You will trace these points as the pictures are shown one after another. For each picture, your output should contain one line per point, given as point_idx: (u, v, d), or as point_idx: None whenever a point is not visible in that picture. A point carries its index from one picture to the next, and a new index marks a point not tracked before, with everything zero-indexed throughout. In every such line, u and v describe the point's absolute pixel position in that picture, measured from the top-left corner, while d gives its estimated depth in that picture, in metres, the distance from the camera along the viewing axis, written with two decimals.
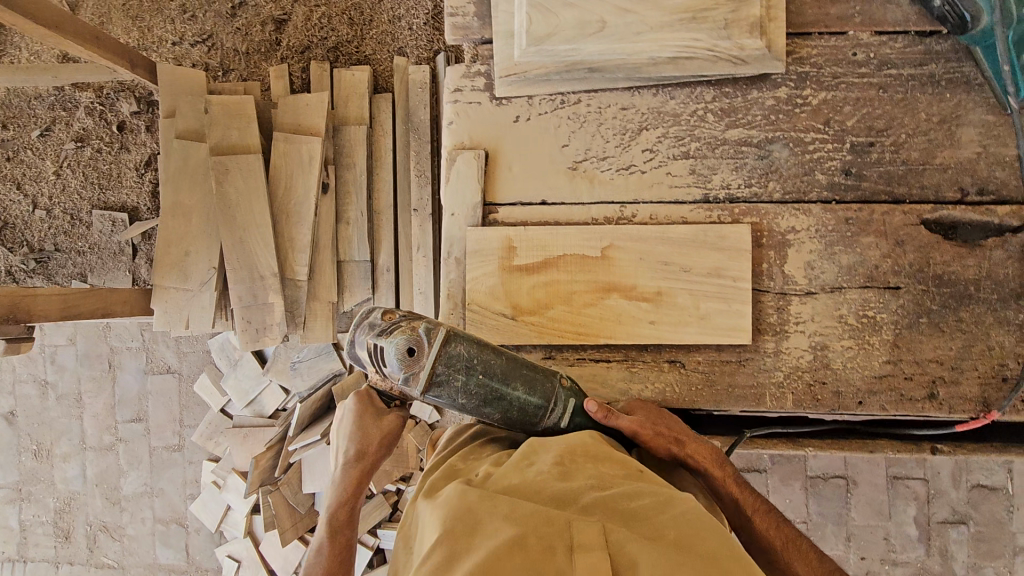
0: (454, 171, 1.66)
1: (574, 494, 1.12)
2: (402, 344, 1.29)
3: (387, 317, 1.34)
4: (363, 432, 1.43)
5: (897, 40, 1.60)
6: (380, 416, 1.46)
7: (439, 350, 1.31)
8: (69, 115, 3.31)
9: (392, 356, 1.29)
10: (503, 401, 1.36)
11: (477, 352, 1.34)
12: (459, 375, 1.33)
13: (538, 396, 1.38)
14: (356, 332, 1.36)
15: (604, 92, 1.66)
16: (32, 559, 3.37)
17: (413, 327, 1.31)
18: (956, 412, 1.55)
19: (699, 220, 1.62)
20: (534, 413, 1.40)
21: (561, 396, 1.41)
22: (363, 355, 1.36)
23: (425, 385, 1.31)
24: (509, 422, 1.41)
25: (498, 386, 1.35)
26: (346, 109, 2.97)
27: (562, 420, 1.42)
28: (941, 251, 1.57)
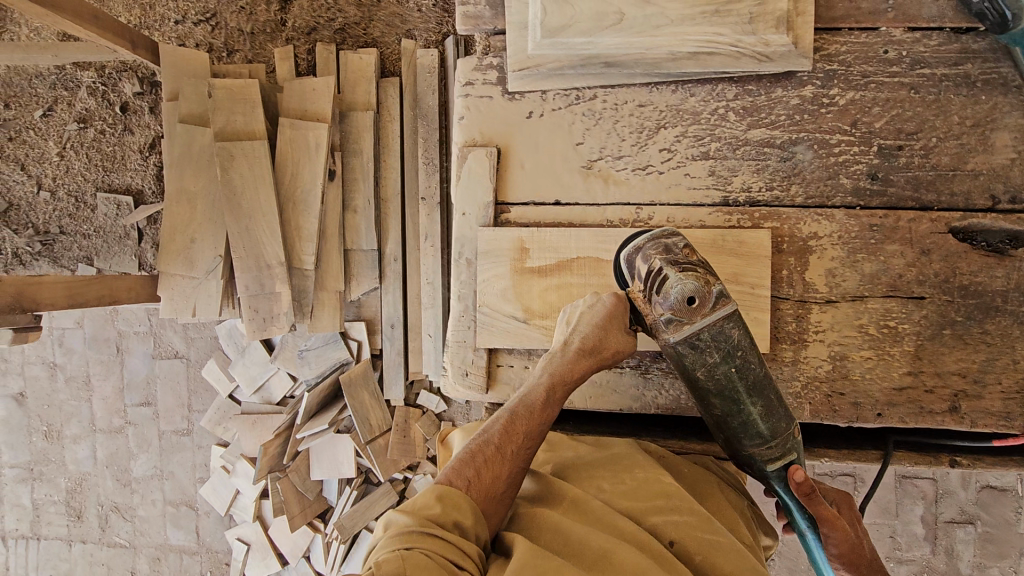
0: (465, 169, 1.61)
1: (645, 514, 1.34)
2: (689, 290, 1.24)
3: (686, 253, 1.29)
4: (604, 335, 1.34)
5: (931, 37, 1.52)
6: (623, 330, 1.36)
7: (712, 317, 1.27)
8: (71, 95, 3.24)
9: (674, 295, 1.25)
10: (734, 405, 1.37)
11: (743, 347, 1.32)
12: (716, 352, 1.30)
13: (768, 425, 1.40)
14: (647, 245, 1.30)
15: (620, 88, 1.58)
16: (45, 537, 3.44)
17: (708, 283, 1.26)
18: (977, 427, 1.52)
19: (719, 224, 1.57)
20: (751, 436, 1.41)
21: (788, 441, 1.44)
22: (638, 269, 1.31)
23: (679, 338, 1.28)
24: (722, 423, 1.41)
25: (739, 391, 1.35)
26: (353, 93, 2.89)
27: (772, 461, 1.44)
28: (968, 261, 1.52)
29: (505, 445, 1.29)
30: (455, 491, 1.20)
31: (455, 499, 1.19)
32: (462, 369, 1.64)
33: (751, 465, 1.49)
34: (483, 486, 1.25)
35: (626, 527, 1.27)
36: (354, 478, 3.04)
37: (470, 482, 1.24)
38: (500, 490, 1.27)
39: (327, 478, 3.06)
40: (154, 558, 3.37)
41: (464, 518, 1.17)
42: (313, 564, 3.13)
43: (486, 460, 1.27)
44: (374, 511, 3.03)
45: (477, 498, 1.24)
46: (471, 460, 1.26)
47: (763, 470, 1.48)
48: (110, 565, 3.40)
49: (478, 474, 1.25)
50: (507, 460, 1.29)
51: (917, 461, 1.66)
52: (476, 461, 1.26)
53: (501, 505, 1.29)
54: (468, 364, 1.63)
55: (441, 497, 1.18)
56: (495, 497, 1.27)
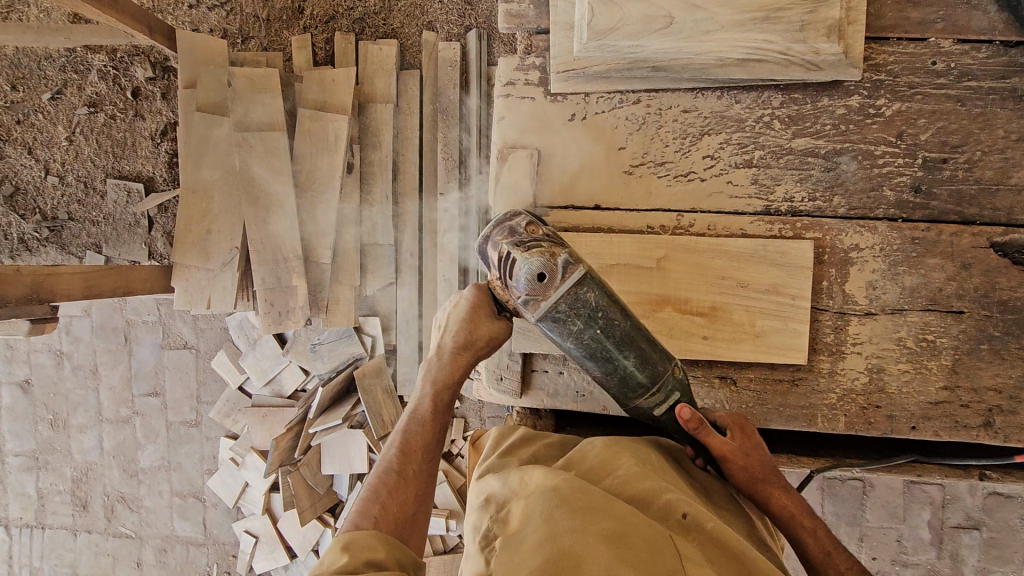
0: (504, 171, 1.60)
1: (655, 494, 1.17)
2: (536, 266, 1.21)
3: (531, 231, 1.27)
4: (473, 326, 1.41)
5: (980, 49, 1.50)
6: (491, 317, 1.42)
7: (568, 289, 1.22)
8: (81, 78, 3.16)
9: (522, 274, 1.22)
10: (609, 364, 1.28)
11: (604, 305, 1.25)
12: (578, 320, 1.24)
13: (646, 374, 1.30)
14: (495, 232, 1.30)
15: (665, 92, 1.57)
16: (50, 526, 3.41)
17: (553, 253, 1.22)
18: (1010, 441, 1.53)
19: (760, 234, 1.56)
20: (633, 390, 1.32)
21: (669, 386, 1.34)
22: (492, 258, 1.30)
23: (540, 315, 1.24)
24: (603, 383, 1.34)
25: (610, 347, 1.27)
26: (372, 84, 2.82)
27: (657, 408, 1.35)
28: (1008, 277, 1.52)
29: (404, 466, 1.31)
30: (364, 531, 1.15)
31: (365, 539, 1.12)
32: (496, 374, 1.65)
33: (644, 417, 1.39)
34: (391, 516, 1.23)
35: (621, 513, 1.08)
36: (366, 474, 3.01)
37: (378, 516, 1.22)
38: (410, 512, 1.27)
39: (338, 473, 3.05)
40: (160, 549, 3.35)
41: (379, 554, 1.10)
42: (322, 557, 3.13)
43: (389, 489, 1.27)
44: None
45: (389, 529, 1.21)
46: (374, 496, 1.25)
47: (654, 418, 1.38)
48: (115, 555, 3.38)
49: (382, 506, 1.24)
50: (410, 480, 1.30)
51: (949, 474, 1.66)
52: (379, 495, 1.26)
53: (415, 529, 1.28)
54: (503, 369, 1.64)
55: (347, 543, 1.11)
56: (407, 521, 1.26)
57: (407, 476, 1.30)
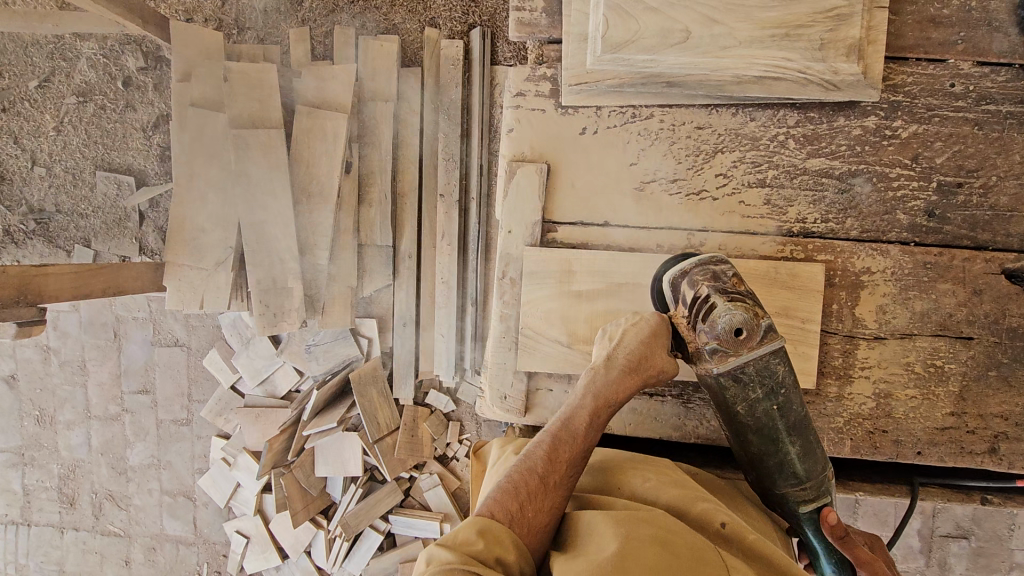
0: (513, 186, 1.56)
1: (690, 503, 1.23)
2: (738, 321, 1.19)
3: (735, 284, 1.26)
4: (650, 351, 1.26)
5: (999, 72, 1.47)
6: (666, 349, 1.28)
7: (757, 352, 1.22)
8: (69, 66, 3.05)
9: (722, 324, 1.20)
10: (772, 444, 1.32)
11: (787, 388, 1.28)
12: (758, 388, 1.27)
13: (804, 467, 1.34)
14: (693, 270, 1.29)
15: (679, 108, 1.53)
16: (36, 523, 3.36)
17: (756, 316, 1.21)
18: (1014, 468, 1.53)
19: (771, 255, 1.53)
20: (785, 477, 1.35)
21: (823, 484, 1.36)
22: (684, 295, 1.29)
23: (722, 368, 1.23)
24: (755, 459, 1.36)
25: (779, 431, 1.30)
26: (371, 81, 2.73)
27: (806, 503, 1.36)
28: (1018, 303, 1.51)
29: (550, 474, 1.19)
30: (498, 525, 1.10)
31: (499, 534, 1.08)
32: (500, 393, 1.63)
33: (783, 506, 1.41)
34: (527, 520, 1.14)
35: (661, 520, 1.12)
36: (360, 476, 2.99)
37: (514, 516, 1.13)
38: (545, 523, 1.16)
39: (332, 475, 3.01)
40: (149, 547, 3.31)
41: (507, 554, 1.06)
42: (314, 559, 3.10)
43: (529, 492, 1.16)
44: (380, 508, 3.00)
45: (520, 534, 1.12)
46: (514, 491, 1.16)
47: (796, 512, 1.39)
48: (103, 552, 3.34)
49: (521, 506, 1.14)
50: (552, 491, 1.18)
51: (951, 498, 1.72)
52: (518, 493, 1.15)
53: (546, 541, 1.17)
54: (506, 387, 1.62)
55: (483, 531, 1.08)
56: (540, 531, 1.16)
57: (551, 487, 1.18)
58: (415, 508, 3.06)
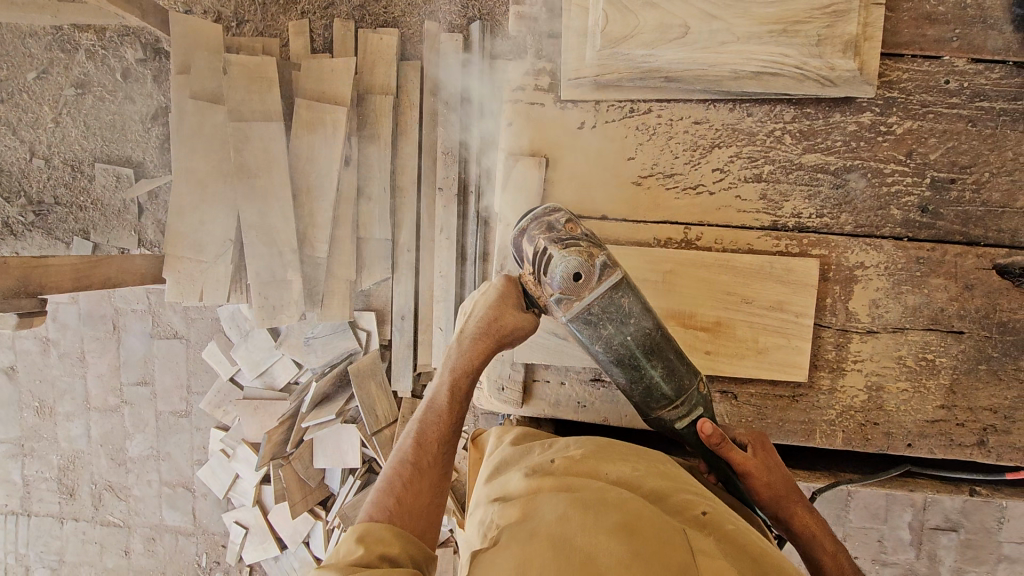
0: (511, 179, 1.57)
1: (672, 492, 1.26)
2: (574, 265, 1.17)
3: (570, 229, 1.22)
4: (499, 314, 1.30)
5: (994, 69, 1.49)
6: (518, 308, 1.31)
7: (603, 292, 1.21)
8: (68, 58, 3.04)
9: (559, 273, 1.18)
10: (636, 372, 1.30)
11: (638, 311, 1.25)
12: (610, 324, 1.24)
13: (672, 386, 1.34)
14: (530, 226, 1.24)
15: (677, 103, 1.54)
16: (36, 513, 3.38)
17: (592, 255, 1.19)
18: (1002, 460, 1.56)
19: (767, 249, 1.55)
20: (656, 401, 1.35)
21: (692, 398, 1.38)
22: (526, 252, 1.25)
23: (574, 315, 1.22)
24: (628, 391, 1.37)
25: (640, 356, 1.29)
26: (371, 75, 2.74)
27: (679, 420, 1.38)
28: (1009, 298, 1.53)
29: (421, 458, 1.28)
30: (377, 525, 1.15)
31: (378, 534, 1.13)
32: (498, 384, 1.65)
33: (664, 428, 1.43)
34: (407, 510, 1.22)
35: (636, 507, 1.14)
36: (358, 468, 3.02)
37: (393, 510, 1.20)
38: (427, 506, 1.25)
39: (331, 466, 3.04)
40: (149, 537, 3.33)
41: (392, 549, 1.11)
42: (313, 550, 3.13)
43: (404, 483, 1.24)
44: None
45: (401, 524, 1.20)
46: (390, 487, 1.23)
47: (675, 430, 1.42)
48: (103, 543, 3.36)
49: (397, 499, 1.22)
50: (427, 474, 1.27)
51: (941, 490, 1.74)
52: (394, 487, 1.23)
53: (432, 523, 1.25)
54: (504, 378, 1.64)
55: (361, 536, 1.12)
56: (422, 515, 1.24)
57: (423, 470, 1.27)
58: None
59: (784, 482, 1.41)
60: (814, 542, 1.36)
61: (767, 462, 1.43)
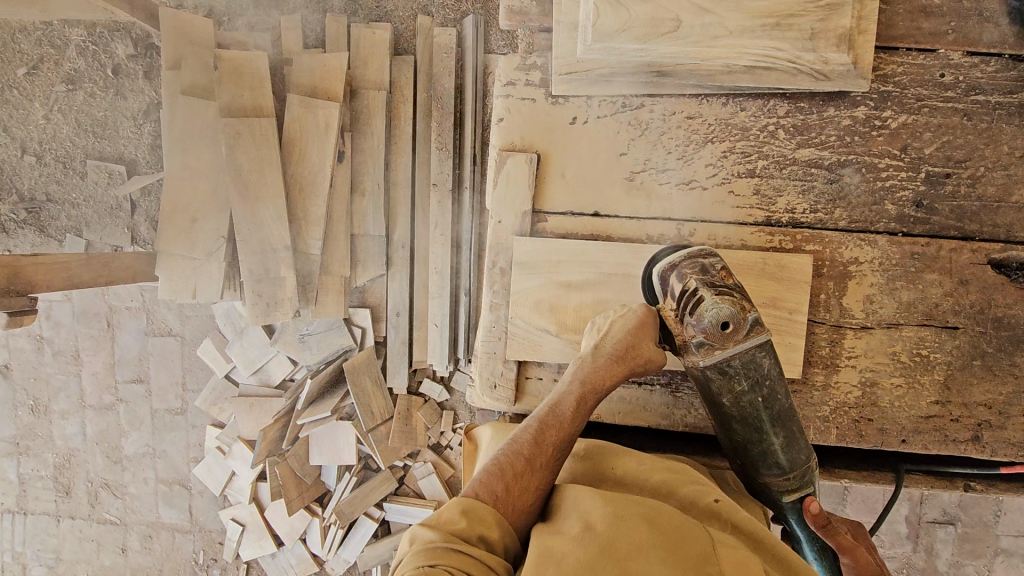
0: (503, 175, 1.55)
1: (682, 484, 1.27)
2: (725, 315, 1.23)
3: (724, 277, 1.30)
4: (636, 339, 1.31)
5: (989, 62, 1.47)
6: (653, 340, 1.33)
7: (745, 345, 1.27)
8: (58, 54, 3.01)
9: (709, 318, 1.23)
10: (755, 434, 1.35)
11: (771, 377, 1.32)
12: (744, 380, 1.30)
13: (787, 457, 1.37)
14: (685, 263, 1.33)
15: (670, 98, 1.52)
16: (32, 512, 3.37)
17: (743, 310, 1.25)
18: (997, 456, 1.56)
19: (760, 245, 1.54)
20: (769, 467, 1.39)
21: (806, 474, 1.40)
22: (675, 288, 1.33)
23: (710, 360, 1.27)
24: (741, 450, 1.40)
25: (763, 421, 1.34)
26: (364, 70, 2.71)
27: (788, 493, 1.41)
28: (1004, 293, 1.52)
29: (536, 457, 1.23)
30: (482, 504, 1.14)
31: (482, 513, 1.12)
32: (490, 382, 1.64)
33: (767, 496, 1.45)
34: (511, 501, 1.18)
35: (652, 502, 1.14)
36: (354, 465, 3.02)
37: (499, 496, 1.17)
38: (528, 505, 1.20)
39: (327, 463, 3.04)
40: (146, 535, 3.33)
41: (488, 533, 1.10)
42: (309, 546, 3.14)
43: (514, 474, 1.20)
44: (375, 496, 3.03)
45: (504, 513, 1.16)
46: (500, 473, 1.20)
47: (778, 500, 1.43)
48: (100, 540, 3.36)
49: (506, 488, 1.18)
50: (537, 473, 1.22)
51: (934, 485, 1.75)
52: (504, 474, 1.20)
53: (529, 521, 1.21)
54: (497, 377, 1.63)
55: (466, 510, 1.11)
56: (524, 514, 1.19)
57: (536, 469, 1.22)
58: (409, 496, 3.08)
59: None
60: None
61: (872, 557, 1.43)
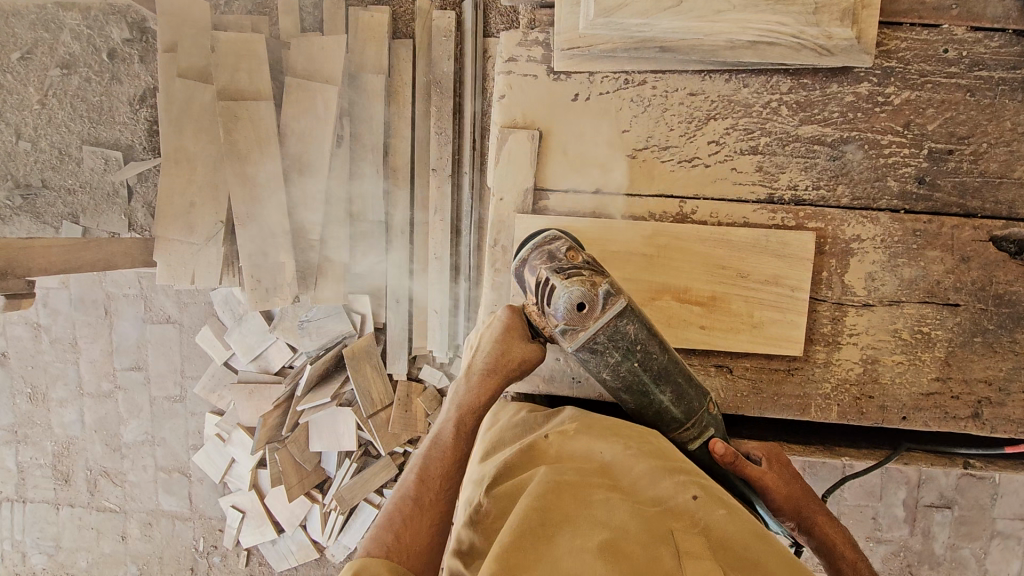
0: (504, 153, 1.55)
1: (662, 475, 1.19)
2: (577, 296, 1.24)
3: (572, 258, 1.30)
4: (505, 347, 1.36)
5: (993, 38, 1.46)
6: (524, 340, 1.37)
7: (607, 320, 1.26)
8: (53, 38, 2.98)
9: (562, 302, 1.24)
10: (644, 397, 1.37)
11: (642, 338, 1.31)
12: (615, 352, 1.30)
13: (681, 409, 1.39)
14: (533, 256, 1.33)
15: (673, 74, 1.51)
16: (31, 500, 3.37)
17: (593, 284, 1.25)
18: (996, 432, 1.56)
19: (762, 222, 1.54)
20: (667, 423, 1.41)
21: (702, 420, 1.43)
22: (529, 282, 1.33)
23: (580, 342, 1.28)
24: (638, 414, 1.43)
25: (646, 382, 1.34)
26: (363, 54, 2.69)
27: (692, 441, 1.45)
28: (1005, 270, 1.52)
29: (423, 494, 1.27)
30: (374, 559, 1.15)
31: (375, 568, 1.11)
32: None
33: (677, 449, 1.49)
34: (405, 547, 1.20)
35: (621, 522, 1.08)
36: (354, 451, 3.02)
37: (391, 547, 1.19)
38: (426, 545, 1.23)
39: (326, 450, 3.04)
40: (146, 522, 3.33)
41: None
42: (310, 532, 3.15)
43: (403, 519, 1.24)
44: (375, 482, 3.03)
45: (399, 559, 1.19)
46: (389, 523, 1.23)
47: (688, 450, 1.48)
48: (99, 528, 3.36)
49: (396, 537, 1.21)
50: (428, 509, 1.26)
51: (933, 462, 1.76)
52: (393, 523, 1.23)
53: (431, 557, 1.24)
54: None
55: (359, 570, 1.10)
56: (422, 550, 1.23)
57: (424, 507, 1.26)
58: None
59: (804, 493, 1.47)
60: (837, 548, 1.42)
61: (786, 474, 1.48)
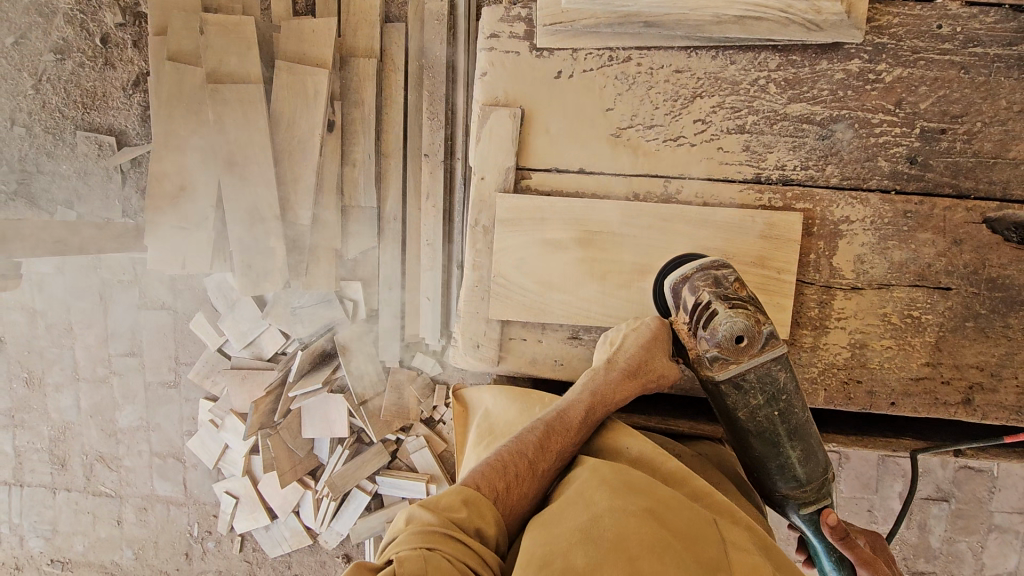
0: (486, 131, 1.52)
1: (692, 476, 1.32)
2: (740, 330, 1.31)
3: (736, 288, 1.37)
4: (652, 354, 1.41)
5: (989, 13, 1.42)
6: (666, 354, 1.43)
7: (760, 357, 1.34)
8: (46, 22, 2.96)
9: (725, 332, 1.32)
10: (772, 449, 1.39)
11: (790, 390, 1.37)
12: (760, 394, 1.36)
13: (805, 471, 1.40)
14: (697, 276, 1.38)
15: (658, 51, 1.48)
16: (28, 484, 3.40)
17: (758, 323, 1.33)
18: (988, 419, 1.53)
19: (748, 203, 1.51)
20: (786, 480, 1.41)
21: (823, 487, 1.43)
22: (685, 299, 1.40)
23: (728, 374, 1.35)
24: (757, 465, 1.43)
25: (779, 434, 1.38)
26: (354, 37, 2.66)
27: (805, 505, 1.43)
28: (999, 253, 1.48)
29: (538, 460, 1.29)
30: (481, 498, 1.18)
31: (479, 506, 1.17)
32: (474, 341, 1.63)
33: (782, 508, 1.47)
34: (509, 499, 1.24)
35: (660, 495, 1.18)
36: (346, 438, 3.02)
37: (497, 493, 1.22)
38: (522, 505, 1.26)
39: (319, 436, 3.05)
40: (141, 507, 3.35)
41: (484, 528, 1.15)
42: (303, 519, 3.15)
43: (516, 474, 1.26)
44: (368, 469, 3.04)
45: (501, 511, 1.22)
46: (502, 470, 1.25)
47: (794, 514, 1.45)
48: (95, 513, 3.38)
49: (506, 486, 1.23)
50: (535, 476, 1.29)
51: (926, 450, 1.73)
52: (505, 471, 1.25)
53: (520, 519, 1.28)
54: (480, 337, 1.62)
55: (465, 500, 1.17)
56: (515, 513, 1.25)
57: (536, 471, 1.28)
58: (401, 470, 3.07)
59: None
60: None
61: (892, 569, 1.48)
